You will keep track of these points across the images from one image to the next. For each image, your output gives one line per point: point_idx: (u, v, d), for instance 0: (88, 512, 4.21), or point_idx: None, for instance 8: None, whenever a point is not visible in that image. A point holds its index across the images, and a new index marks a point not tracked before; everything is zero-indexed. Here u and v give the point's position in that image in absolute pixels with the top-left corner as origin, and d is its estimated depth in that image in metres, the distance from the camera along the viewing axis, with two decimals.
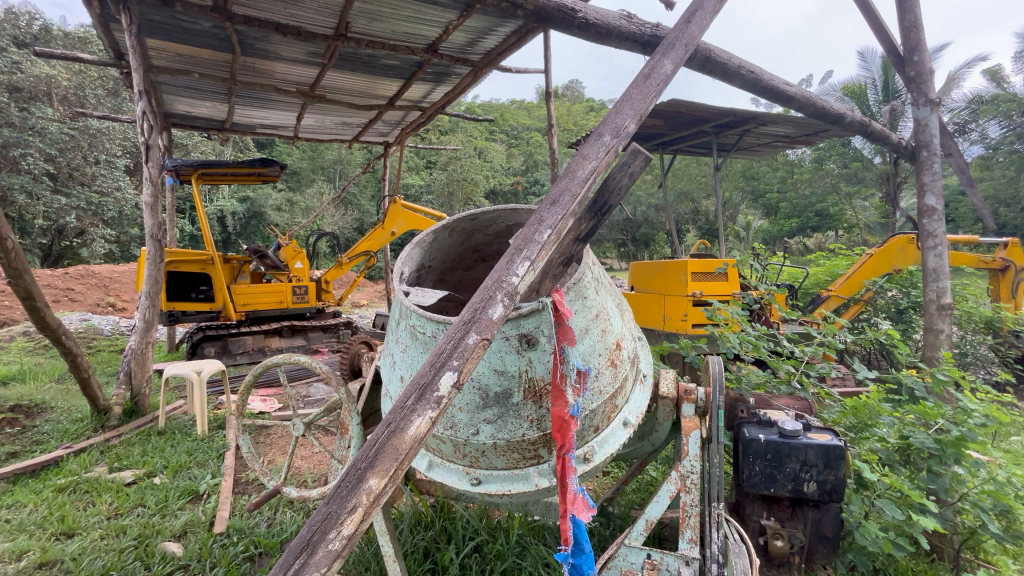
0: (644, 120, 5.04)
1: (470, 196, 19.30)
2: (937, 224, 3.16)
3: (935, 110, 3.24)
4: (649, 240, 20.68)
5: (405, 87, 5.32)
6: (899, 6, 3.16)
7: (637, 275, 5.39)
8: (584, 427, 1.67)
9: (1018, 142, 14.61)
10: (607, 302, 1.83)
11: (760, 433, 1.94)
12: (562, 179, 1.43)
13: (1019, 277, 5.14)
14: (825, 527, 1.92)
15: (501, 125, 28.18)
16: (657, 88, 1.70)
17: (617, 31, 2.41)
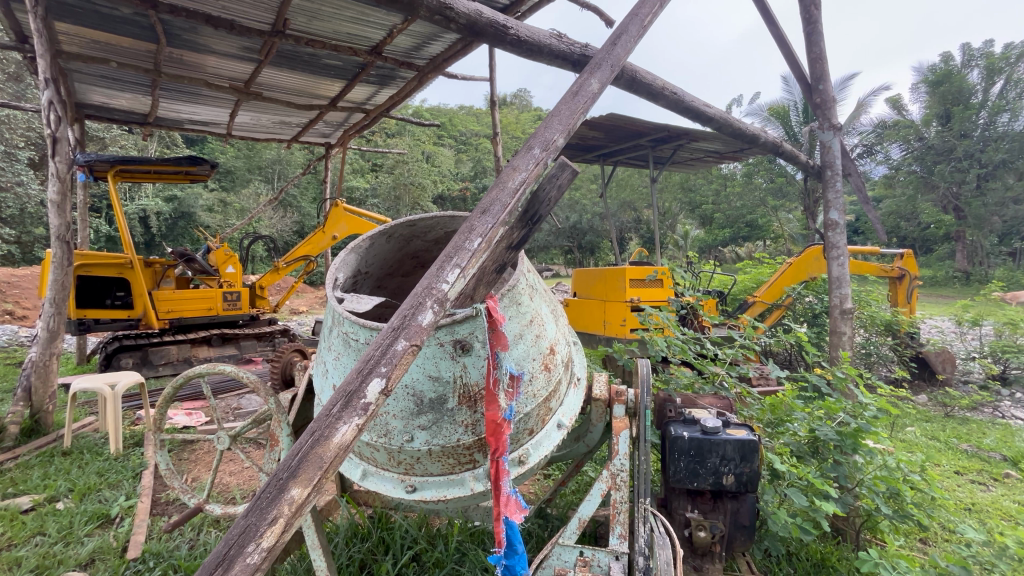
0: (585, 132, 5.22)
1: (417, 200, 19.09)
2: (839, 237, 3.49)
3: (837, 135, 3.60)
4: (594, 247, 21.34)
5: (347, 88, 5.21)
6: (807, 39, 3.48)
7: (579, 281, 5.55)
8: (519, 430, 1.71)
9: (915, 163, 16.37)
10: (541, 308, 1.88)
11: (684, 431, 2.07)
12: (494, 189, 1.48)
13: (913, 284, 5.79)
14: (742, 516, 2.07)
15: (449, 130, 28.14)
16: (584, 104, 1.79)
17: (548, 48, 2.51)
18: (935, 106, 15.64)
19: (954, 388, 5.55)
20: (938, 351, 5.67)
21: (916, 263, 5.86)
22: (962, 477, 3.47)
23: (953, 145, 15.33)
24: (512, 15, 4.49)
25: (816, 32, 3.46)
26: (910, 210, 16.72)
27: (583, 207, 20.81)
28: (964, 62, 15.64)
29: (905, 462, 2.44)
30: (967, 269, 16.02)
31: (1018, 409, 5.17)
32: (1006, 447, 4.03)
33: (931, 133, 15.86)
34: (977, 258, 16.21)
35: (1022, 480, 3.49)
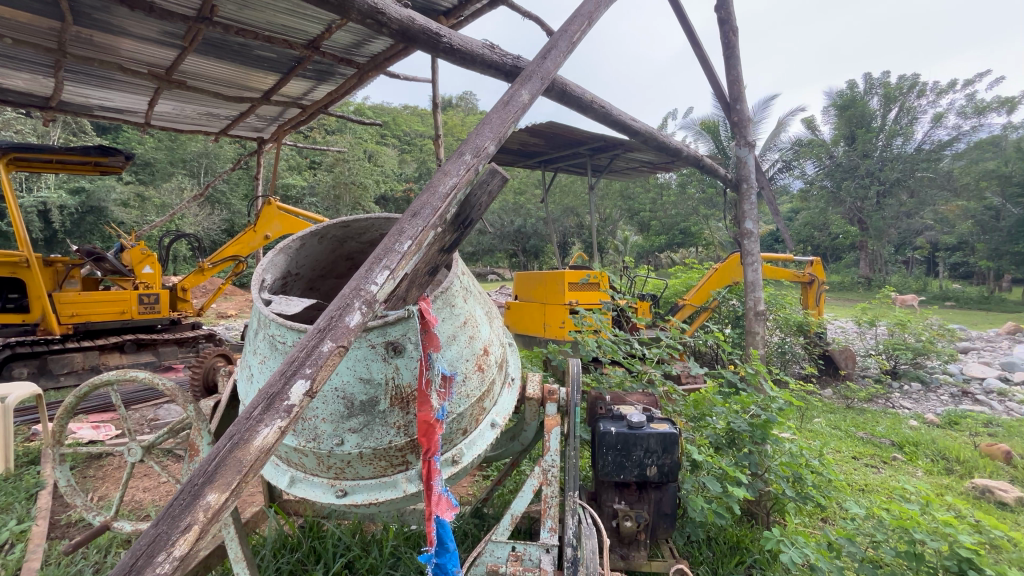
0: (527, 138, 5.32)
1: (359, 200, 18.53)
2: (753, 245, 3.81)
3: (751, 151, 3.92)
4: (538, 251, 21.71)
5: (282, 82, 5.01)
6: (726, 63, 3.77)
7: (520, 284, 5.63)
8: (452, 430, 1.74)
9: (826, 179, 18.01)
10: (475, 310, 1.92)
11: (612, 426, 2.19)
12: (425, 193, 1.51)
13: (820, 289, 6.38)
14: (665, 504, 2.21)
15: (392, 130, 27.60)
16: (515, 114, 1.86)
17: (481, 58, 2.57)
18: (843, 128, 17.26)
19: (854, 382, 6.17)
20: (841, 349, 6.26)
21: (824, 270, 6.46)
22: (858, 462, 3.88)
23: (857, 164, 17.01)
24: (454, 19, 4.50)
25: (733, 56, 3.75)
26: (823, 221, 18.36)
27: (528, 211, 21.08)
28: (866, 89, 17.29)
29: (806, 449, 2.70)
30: (869, 276, 17.83)
31: (905, 399, 5.83)
32: (895, 434, 4.54)
33: (839, 152, 17.51)
34: (878, 265, 18.06)
35: (906, 462, 3.95)
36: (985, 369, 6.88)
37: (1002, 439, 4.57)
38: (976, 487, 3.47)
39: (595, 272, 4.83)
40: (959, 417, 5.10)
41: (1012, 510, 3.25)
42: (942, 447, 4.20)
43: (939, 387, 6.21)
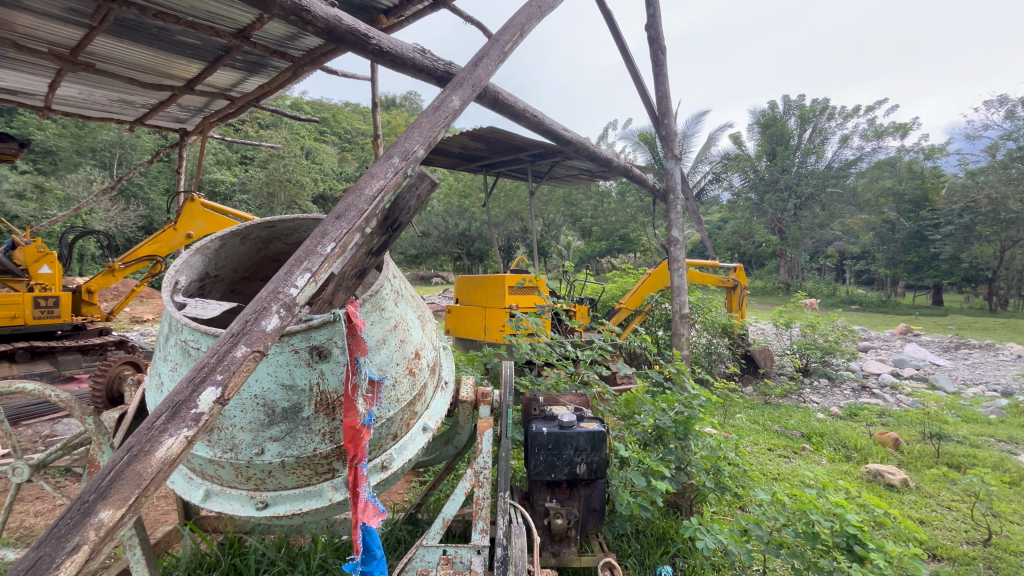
0: (468, 143, 5.34)
1: (295, 198, 17.68)
2: (678, 252, 4.06)
3: (677, 164, 4.17)
4: (482, 254, 21.76)
5: (207, 72, 4.72)
6: (655, 79, 3.99)
7: (460, 288, 5.60)
8: (381, 436, 1.72)
9: (751, 191, 19.37)
10: (407, 314, 1.91)
11: (544, 426, 2.24)
12: (351, 195, 1.49)
13: (742, 293, 6.86)
14: (593, 500, 2.29)
15: (332, 127, 26.62)
16: (445, 120, 1.88)
17: (412, 62, 2.57)
18: (765, 145, 18.63)
19: (771, 379, 6.67)
20: (761, 349, 6.75)
21: (746, 276, 6.96)
22: (772, 453, 4.22)
23: (778, 178, 18.38)
24: (394, 18, 4.44)
25: (662, 74, 3.98)
26: (748, 230, 19.75)
27: (472, 214, 21.05)
28: (785, 110, 18.76)
29: (724, 441, 2.88)
30: (787, 281, 19.41)
31: (815, 395, 6.40)
32: (805, 426, 4.97)
33: (762, 166, 18.90)
34: (794, 272, 19.67)
35: (813, 451, 4.36)
36: (882, 366, 7.67)
37: (892, 427, 5.14)
38: (869, 472, 3.87)
39: (528, 275, 4.90)
40: (858, 408, 5.68)
41: (898, 490, 3.67)
42: (843, 437, 4.66)
43: (842, 382, 6.87)
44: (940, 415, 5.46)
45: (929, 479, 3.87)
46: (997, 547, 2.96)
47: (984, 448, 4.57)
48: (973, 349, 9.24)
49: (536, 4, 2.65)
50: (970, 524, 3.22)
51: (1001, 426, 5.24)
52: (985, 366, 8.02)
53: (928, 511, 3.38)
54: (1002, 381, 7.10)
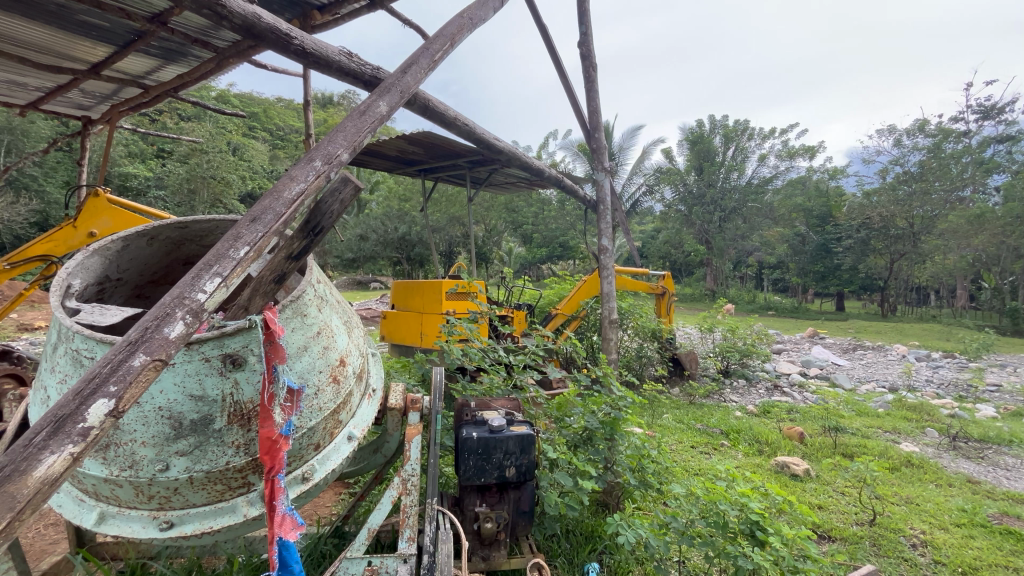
0: (405, 146, 5.26)
1: (219, 197, 16.53)
2: (608, 260, 4.25)
3: (606, 175, 4.38)
4: (423, 259, 21.46)
5: (117, 56, 4.34)
6: (586, 94, 4.17)
7: (397, 294, 5.47)
8: (301, 446, 1.66)
9: (681, 204, 20.49)
10: (331, 319, 1.87)
11: (474, 431, 2.26)
12: (268, 197, 1.47)
13: (670, 299, 7.23)
14: (522, 502, 2.34)
15: (261, 122, 25.18)
16: (370, 125, 1.89)
17: (337, 65, 2.52)
18: (693, 160, 19.77)
19: (696, 381, 7.08)
20: (687, 352, 7.14)
21: (673, 283, 7.33)
22: (694, 450, 4.49)
23: (704, 193, 19.53)
24: (329, 15, 4.32)
25: (593, 90, 4.16)
26: (678, 240, 20.89)
27: (412, 219, 20.58)
28: (711, 128, 19.86)
29: (647, 440, 3.03)
30: (713, 289, 20.76)
31: (734, 394, 6.88)
32: (724, 423, 5.32)
33: (690, 180, 20.06)
34: (719, 279, 21.04)
35: (730, 447, 4.69)
36: (791, 366, 8.39)
37: (799, 423, 5.63)
38: (776, 463, 4.22)
39: (460, 282, 4.82)
40: (770, 406, 6.16)
41: (801, 479, 4.03)
42: (757, 433, 5.05)
43: (758, 382, 7.43)
44: (838, 410, 6.08)
45: (827, 468, 4.29)
46: (879, 526, 3.35)
47: (873, 438, 5.14)
48: (867, 351, 10.33)
49: (468, 16, 2.69)
50: (859, 506, 3.61)
51: (888, 418, 5.91)
52: (876, 365, 9.01)
53: (826, 497, 3.75)
54: (889, 378, 8.01)
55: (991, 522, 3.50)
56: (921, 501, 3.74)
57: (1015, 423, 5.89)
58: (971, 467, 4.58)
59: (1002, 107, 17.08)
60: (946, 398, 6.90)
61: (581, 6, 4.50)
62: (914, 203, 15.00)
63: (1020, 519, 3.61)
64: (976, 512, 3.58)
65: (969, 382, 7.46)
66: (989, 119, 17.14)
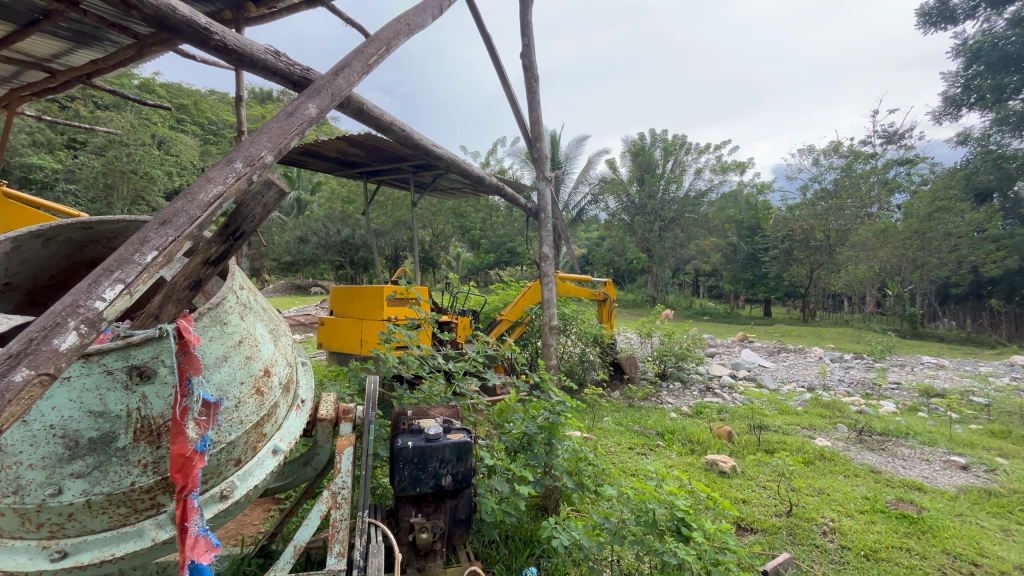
0: (345, 148, 5.13)
1: (140, 193, 15.28)
2: (548, 267, 4.33)
3: (547, 184, 4.47)
4: (367, 263, 20.86)
5: (17, 36, 3.93)
6: (529, 104, 4.24)
7: (335, 299, 5.28)
8: (219, 463, 1.57)
9: (623, 213, 21.19)
10: (255, 327, 1.78)
11: (410, 440, 2.23)
12: (181, 200, 1.45)
13: (611, 305, 7.46)
14: (459, 511, 2.33)
15: (190, 115, 23.59)
16: (296, 129, 1.90)
17: (262, 63, 2.43)
18: (635, 171, 20.56)
19: (635, 384, 7.34)
20: (626, 356, 7.40)
21: (613, 289, 7.58)
22: (632, 451, 4.66)
23: (646, 203, 20.32)
24: (265, 8, 4.16)
25: (534, 101, 4.25)
26: (621, 248, 21.61)
27: (356, 221, 19.93)
28: (652, 141, 20.68)
29: (585, 443, 3.09)
30: (653, 295, 21.60)
31: (670, 397, 7.19)
32: (660, 424, 5.56)
33: (633, 191, 20.82)
34: (659, 286, 21.88)
35: (665, 447, 4.90)
36: (722, 369, 8.90)
37: (728, 422, 5.98)
38: (706, 462, 4.44)
39: (400, 288, 4.70)
40: (702, 407, 6.50)
41: (728, 475, 4.28)
42: (690, 433, 5.30)
43: (692, 384, 7.79)
44: (762, 409, 6.51)
45: (751, 464, 4.58)
46: (795, 516, 3.62)
47: (792, 434, 5.56)
48: (789, 353, 11.16)
49: (405, 22, 2.67)
50: (778, 499, 3.88)
51: (805, 415, 6.40)
52: (796, 367, 9.75)
53: (749, 491, 4.00)
54: (808, 378, 8.68)
55: (890, 507, 3.87)
56: (831, 491, 4.09)
57: (911, 416, 6.58)
58: (874, 458, 5.06)
59: (902, 133, 19.13)
60: (855, 395, 7.59)
61: (524, 18, 4.60)
62: (831, 217, 16.41)
63: (913, 503, 4.01)
64: (877, 499, 3.95)
65: (874, 381, 8.23)
66: (892, 144, 19.15)
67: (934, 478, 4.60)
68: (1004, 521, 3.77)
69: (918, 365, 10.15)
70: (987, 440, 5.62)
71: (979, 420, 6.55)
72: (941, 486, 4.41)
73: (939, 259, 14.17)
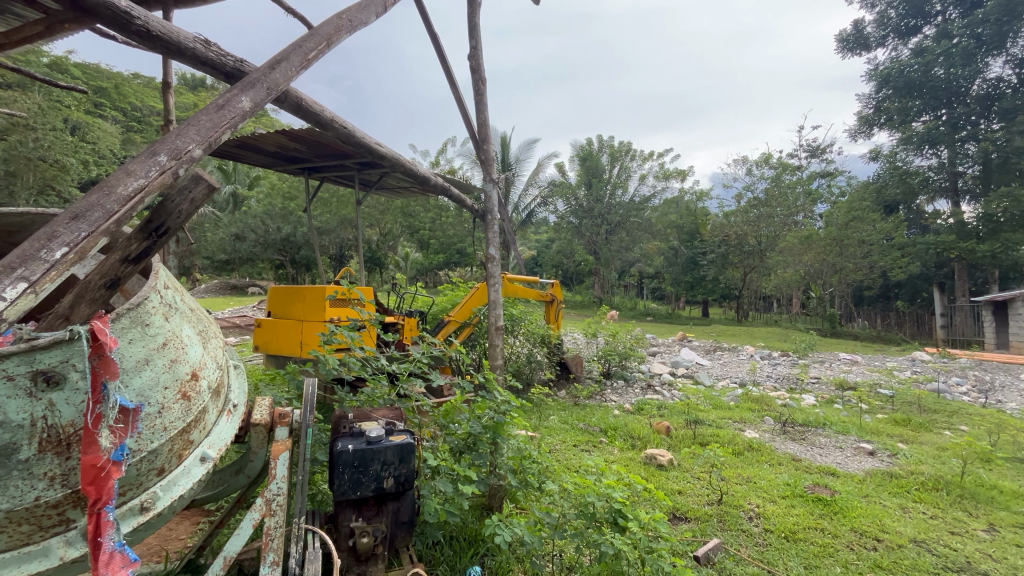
0: (286, 143, 4.93)
1: (51, 182, 13.92)
2: (495, 269, 4.37)
3: (494, 187, 4.51)
4: (309, 263, 20.05)
5: None
6: (476, 107, 4.27)
7: (273, 300, 5.05)
8: (140, 472, 1.48)
9: (571, 216, 21.66)
10: (181, 329, 1.69)
11: (350, 443, 2.18)
12: (95, 194, 1.40)
13: (558, 306, 7.59)
14: (401, 513, 2.33)
15: (110, 99, 21.75)
16: (228, 122, 1.83)
17: (191, 52, 2.31)
18: (583, 175, 21.09)
19: (580, 383, 7.53)
20: (572, 356, 7.58)
21: (560, 291, 7.71)
22: (576, 448, 4.79)
23: (593, 207, 20.88)
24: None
25: (482, 103, 4.28)
26: (570, 250, 22.06)
27: (297, 219, 19.10)
28: (599, 147, 21.31)
29: (529, 441, 3.12)
30: (600, 296, 22.19)
31: (613, 394, 7.43)
32: (603, 422, 5.75)
33: (581, 195, 21.35)
34: (606, 288, 22.51)
35: (607, 443, 5.07)
36: (663, 367, 9.31)
37: (666, 417, 6.28)
38: (646, 456, 4.63)
39: (343, 288, 4.57)
40: (643, 404, 6.78)
41: (665, 468, 4.49)
42: (631, 429, 5.51)
43: (635, 382, 8.09)
44: (698, 405, 6.87)
45: (686, 456, 4.84)
46: (725, 504, 3.86)
47: (725, 428, 5.91)
48: (724, 351, 11.85)
49: (347, 17, 2.62)
50: (711, 488, 4.12)
51: (736, 409, 6.83)
52: (730, 364, 10.37)
53: (684, 483, 4.22)
54: (740, 375, 9.25)
55: (807, 491, 4.22)
56: (757, 479, 4.39)
57: (828, 408, 7.19)
58: (796, 447, 5.49)
59: (824, 148, 20.84)
60: (780, 390, 8.19)
61: (471, 20, 4.62)
62: (761, 224, 17.61)
63: (828, 487, 4.38)
64: (796, 485, 4.29)
65: (797, 376, 8.90)
66: (815, 157, 20.80)
67: (846, 464, 5.05)
68: (903, 500, 4.19)
69: (835, 361, 11.10)
70: (891, 428, 6.24)
71: (884, 410, 7.25)
72: (852, 471, 4.86)
73: (854, 264, 15.56)
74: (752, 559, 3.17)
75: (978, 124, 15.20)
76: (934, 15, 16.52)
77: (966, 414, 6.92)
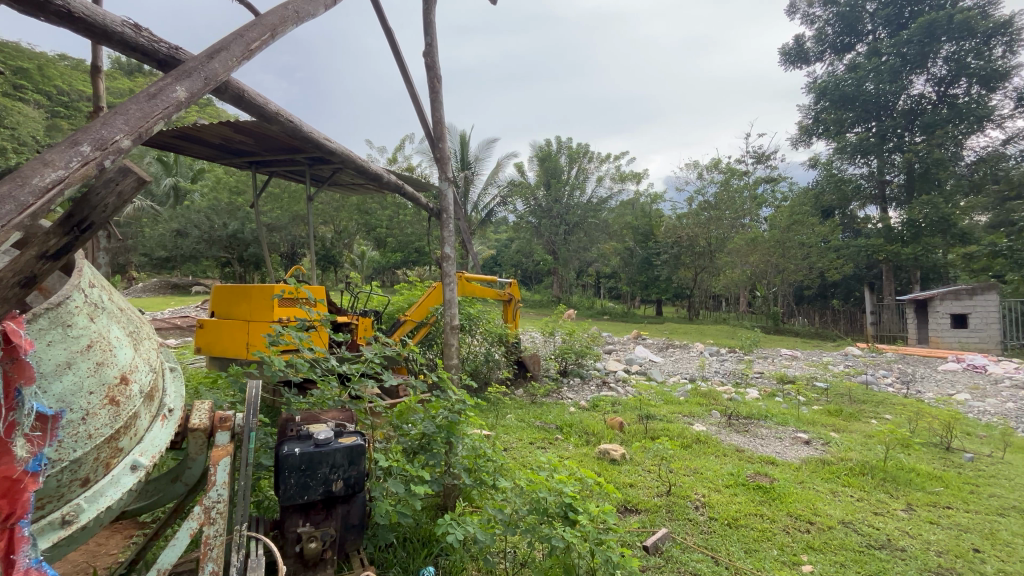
0: (230, 135, 4.71)
1: None
2: (450, 268, 4.35)
3: (449, 185, 4.48)
4: (258, 261, 19.19)
5: None
6: (430, 104, 4.23)
7: (218, 300, 4.81)
8: (61, 483, 1.39)
9: (530, 217, 21.85)
10: (108, 330, 1.58)
11: (297, 447, 2.12)
12: (6, 184, 1.31)
13: (516, 305, 7.64)
14: (351, 516, 2.28)
15: (32, 82, 19.95)
16: (161, 110, 1.74)
17: (119, 37, 2.17)
18: (542, 176, 21.33)
19: (538, 381, 7.61)
20: (530, 355, 7.63)
21: (518, 290, 7.76)
22: (532, 445, 4.83)
23: (552, 207, 21.15)
24: None
25: (436, 100, 4.25)
26: (529, 249, 22.22)
27: (246, 214, 18.25)
28: (558, 148, 21.60)
29: (483, 440, 3.13)
30: (559, 296, 22.50)
31: (570, 392, 7.57)
32: (558, 419, 5.84)
33: (540, 196, 21.57)
34: (564, 287, 22.85)
35: (563, 440, 5.15)
36: (618, 364, 9.56)
37: (620, 413, 6.46)
38: (600, 451, 4.75)
39: (291, 287, 4.42)
40: (598, 400, 6.94)
41: (617, 462, 4.62)
42: (586, 426, 5.63)
43: (590, 379, 8.26)
44: (651, 400, 7.11)
45: (637, 450, 4.99)
46: (673, 495, 4.02)
47: (675, 422, 6.15)
48: (675, 348, 12.31)
49: (293, 8, 2.54)
50: (660, 481, 4.28)
51: (686, 404, 7.12)
52: (681, 360, 10.78)
53: (636, 476, 4.35)
54: (690, 371, 9.63)
55: (749, 480, 4.45)
56: (703, 470, 4.60)
57: (770, 401, 7.61)
58: (740, 438, 5.78)
59: (768, 155, 22.01)
60: (727, 384, 8.60)
61: (427, 17, 4.57)
62: (711, 226, 18.37)
63: (767, 475, 4.65)
64: (739, 474, 4.52)
65: (742, 371, 9.38)
66: (761, 164, 21.93)
67: (784, 453, 5.37)
68: (834, 485, 4.50)
69: (777, 356, 11.76)
70: (824, 418, 6.69)
71: (820, 401, 7.77)
72: (789, 459, 5.17)
73: (795, 265, 16.51)
74: (697, 546, 3.31)
75: (903, 136, 16.49)
76: (865, 34, 17.80)
77: (890, 403, 7.51)
